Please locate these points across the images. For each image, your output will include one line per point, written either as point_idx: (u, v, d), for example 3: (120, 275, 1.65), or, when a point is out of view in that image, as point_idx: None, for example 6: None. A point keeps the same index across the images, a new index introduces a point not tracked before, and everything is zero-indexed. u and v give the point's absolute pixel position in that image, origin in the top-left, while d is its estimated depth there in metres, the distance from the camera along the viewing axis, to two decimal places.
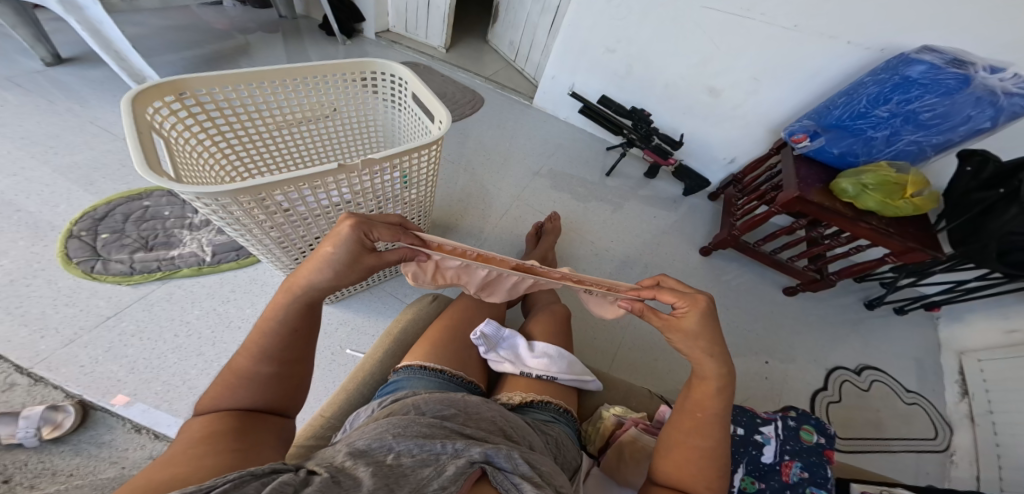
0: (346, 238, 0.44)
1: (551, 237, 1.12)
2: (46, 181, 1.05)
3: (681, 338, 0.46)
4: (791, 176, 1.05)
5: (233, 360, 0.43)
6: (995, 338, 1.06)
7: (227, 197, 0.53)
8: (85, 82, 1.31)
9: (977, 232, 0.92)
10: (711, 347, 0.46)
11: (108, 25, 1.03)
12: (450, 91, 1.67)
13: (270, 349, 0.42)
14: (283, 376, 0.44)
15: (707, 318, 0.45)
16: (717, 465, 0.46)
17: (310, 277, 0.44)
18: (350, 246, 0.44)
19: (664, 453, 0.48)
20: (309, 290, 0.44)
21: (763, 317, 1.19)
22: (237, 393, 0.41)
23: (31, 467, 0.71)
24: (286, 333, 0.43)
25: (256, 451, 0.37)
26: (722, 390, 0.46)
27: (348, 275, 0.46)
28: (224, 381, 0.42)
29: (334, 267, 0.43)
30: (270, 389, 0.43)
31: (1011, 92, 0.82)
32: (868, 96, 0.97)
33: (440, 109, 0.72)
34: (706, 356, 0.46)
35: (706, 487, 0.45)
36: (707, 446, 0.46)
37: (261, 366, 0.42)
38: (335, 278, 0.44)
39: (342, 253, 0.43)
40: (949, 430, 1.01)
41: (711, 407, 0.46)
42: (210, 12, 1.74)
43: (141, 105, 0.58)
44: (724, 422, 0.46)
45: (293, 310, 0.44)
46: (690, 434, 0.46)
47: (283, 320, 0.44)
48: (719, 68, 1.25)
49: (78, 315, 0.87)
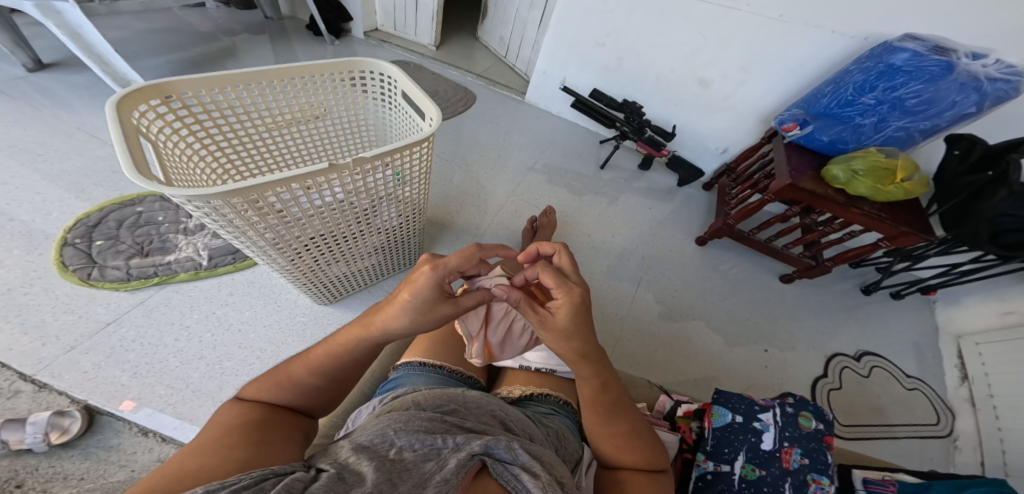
0: (423, 285, 0.42)
1: (546, 231, 1.12)
2: (37, 188, 1.04)
3: (555, 337, 0.46)
4: (782, 164, 1.05)
5: (289, 363, 0.46)
6: (991, 320, 1.07)
7: (218, 199, 0.52)
8: (70, 88, 1.29)
9: (969, 214, 0.92)
10: (569, 353, 0.47)
11: (88, 28, 1.02)
12: (441, 89, 1.66)
13: (328, 370, 0.45)
14: (328, 390, 0.47)
15: (576, 314, 0.45)
16: (642, 435, 0.51)
17: (389, 324, 0.43)
18: (431, 295, 0.42)
19: (600, 448, 0.52)
20: (385, 334, 0.44)
21: (760, 305, 1.20)
22: (281, 393, 0.44)
23: (42, 472, 0.71)
24: (348, 361, 0.45)
25: (281, 448, 0.38)
26: (604, 383, 0.50)
27: (421, 324, 0.44)
28: (273, 379, 0.45)
29: (416, 319, 0.43)
30: (309, 397, 0.45)
31: (994, 78, 0.83)
32: (855, 84, 0.97)
33: (432, 107, 0.72)
34: (580, 357, 0.48)
35: (646, 463, 0.50)
36: (622, 430, 0.51)
37: (311, 378, 0.45)
38: (415, 325, 0.44)
39: (419, 301, 0.42)
40: (950, 414, 1.02)
41: (603, 397, 0.50)
42: (193, 15, 1.72)
43: (126, 109, 0.57)
44: (620, 401, 0.51)
45: (362, 344, 0.44)
46: (603, 423, 0.51)
47: (350, 355, 0.45)
48: (709, 59, 1.25)
49: (78, 322, 0.86)
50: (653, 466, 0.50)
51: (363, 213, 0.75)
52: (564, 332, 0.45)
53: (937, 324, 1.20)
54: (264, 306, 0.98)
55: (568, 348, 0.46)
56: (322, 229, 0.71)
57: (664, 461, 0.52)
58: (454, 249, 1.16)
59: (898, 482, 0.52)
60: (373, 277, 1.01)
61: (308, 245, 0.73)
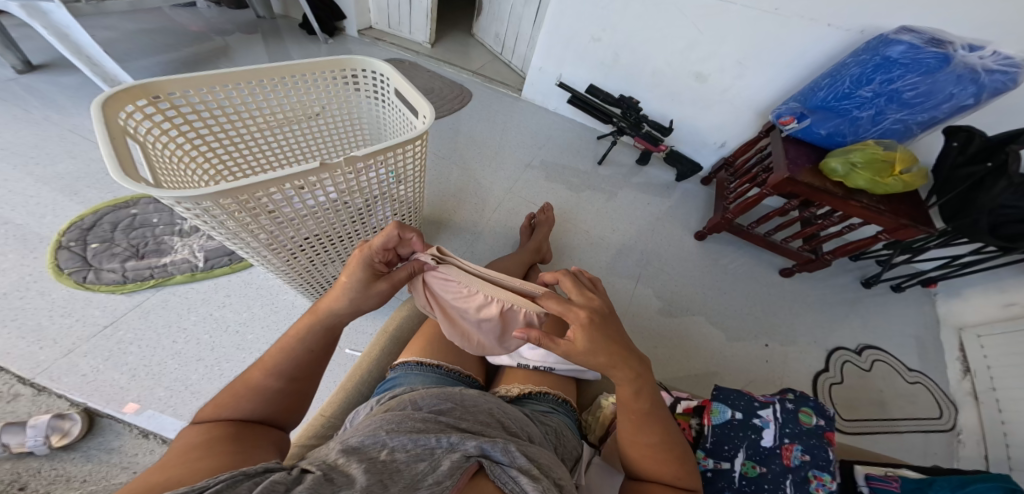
0: (357, 265, 0.49)
1: (545, 228, 1.11)
2: (30, 192, 1.03)
3: (581, 355, 0.46)
4: (779, 157, 1.04)
5: (246, 374, 0.47)
6: (991, 312, 1.06)
7: (208, 200, 0.51)
8: (60, 90, 1.28)
9: (968, 206, 0.91)
10: (601, 364, 0.47)
11: (76, 29, 1.01)
12: (437, 86, 1.64)
13: (288, 368, 0.47)
14: (292, 395, 0.48)
15: (597, 333, 0.45)
16: (675, 449, 0.49)
17: (334, 305, 0.49)
18: (362, 273, 0.49)
19: (628, 454, 0.51)
20: (333, 317, 0.50)
21: (760, 299, 1.19)
22: (244, 404, 0.44)
23: (45, 474, 0.70)
24: (307, 355, 0.48)
25: (253, 453, 0.39)
26: (641, 393, 0.48)
27: (364, 302, 0.50)
28: (231, 393, 0.45)
29: (355, 294, 0.49)
30: (275, 405, 0.46)
31: (992, 69, 0.82)
32: (852, 77, 0.96)
33: (425, 105, 0.71)
34: (615, 368, 0.47)
35: (675, 476, 0.48)
36: (654, 441, 0.48)
37: (272, 381, 0.46)
38: (356, 302, 0.49)
39: (354, 279, 0.49)
40: (953, 408, 1.01)
41: (638, 405, 0.49)
42: (184, 14, 1.71)
43: (111, 111, 0.56)
44: (659, 413, 0.49)
45: (315, 333, 0.49)
46: (635, 432, 0.49)
47: (303, 345, 0.48)
48: (705, 53, 1.24)
49: (75, 326, 0.86)
50: (678, 481, 0.48)
51: (357, 212, 0.74)
52: (588, 354, 0.46)
53: (938, 316, 1.20)
54: (262, 307, 0.97)
55: (604, 356, 0.46)
56: (317, 229, 0.70)
57: (694, 480, 0.48)
58: (451, 247, 1.15)
59: (900, 478, 0.52)
60: None
61: (302, 246, 0.72)
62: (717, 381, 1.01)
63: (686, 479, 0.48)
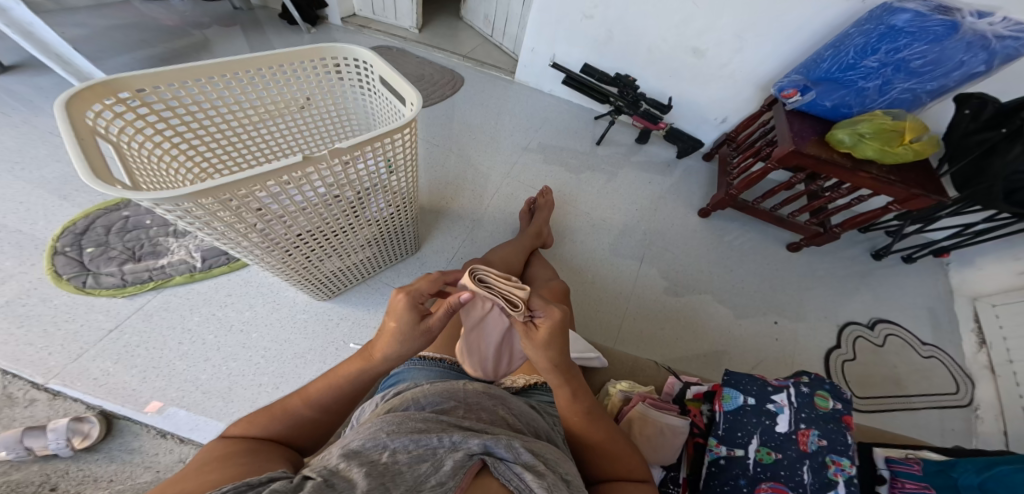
0: (403, 309, 0.46)
1: (545, 212, 1.09)
2: (20, 198, 1.01)
3: (532, 346, 0.47)
4: (783, 130, 1.00)
5: (285, 397, 0.47)
6: (1006, 281, 1.04)
7: (188, 202, 0.49)
8: (38, 91, 1.25)
9: (982, 174, 0.88)
10: (545, 363, 0.47)
11: (41, 26, 0.96)
12: (427, 73, 1.59)
13: (325, 400, 0.46)
14: (318, 424, 0.47)
15: (560, 334, 0.46)
16: (621, 447, 0.49)
17: (383, 350, 0.47)
18: (411, 317, 0.46)
19: (581, 459, 0.50)
20: (380, 362, 0.47)
21: (768, 276, 1.17)
22: (272, 425, 0.44)
23: (73, 475, 0.72)
24: (342, 392, 0.47)
25: (265, 466, 0.37)
26: (577, 392, 0.49)
27: (409, 343, 0.46)
28: (266, 412, 0.45)
29: (411, 336, 0.46)
30: (300, 429, 0.45)
31: (1002, 35, 0.78)
32: (856, 47, 0.91)
33: (410, 90, 0.68)
34: (551, 369, 0.48)
35: (628, 471, 0.48)
36: (601, 439, 0.48)
37: (306, 409, 0.46)
38: (403, 347, 0.46)
39: (402, 321, 0.46)
40: (970, 382, 0.99)
41: (577, 406, 0.49)
42: (155, 6, 1.63)
43: (76, 108, 0.53)
44: (597, 410, 0.50)
45: (357, 377, 0.48)
46: (580, 435, 0.49)
47: (346, 382, 0.47)
48: (703, 26, 1.18)
49: (80, 331, 0.85)
50: (631, 477, 0.47)
51: (349, 206, 0.71)
52: (551, 344, 0.46)
53: (951, 287, 1.17)
54: (263, 304, 0.96)
55: (543, 356, 0.47)
56: (309, 225, 0.68)
57: (646, 473, 0.48)
58: (450, 236, 1.13)
59: (921, 460, 0.51)
60: (370, 269, 0.99)
61: (297, 243, 0.71)
62: (725, 360, 1.00)
63: (638, 472, 0.48)
